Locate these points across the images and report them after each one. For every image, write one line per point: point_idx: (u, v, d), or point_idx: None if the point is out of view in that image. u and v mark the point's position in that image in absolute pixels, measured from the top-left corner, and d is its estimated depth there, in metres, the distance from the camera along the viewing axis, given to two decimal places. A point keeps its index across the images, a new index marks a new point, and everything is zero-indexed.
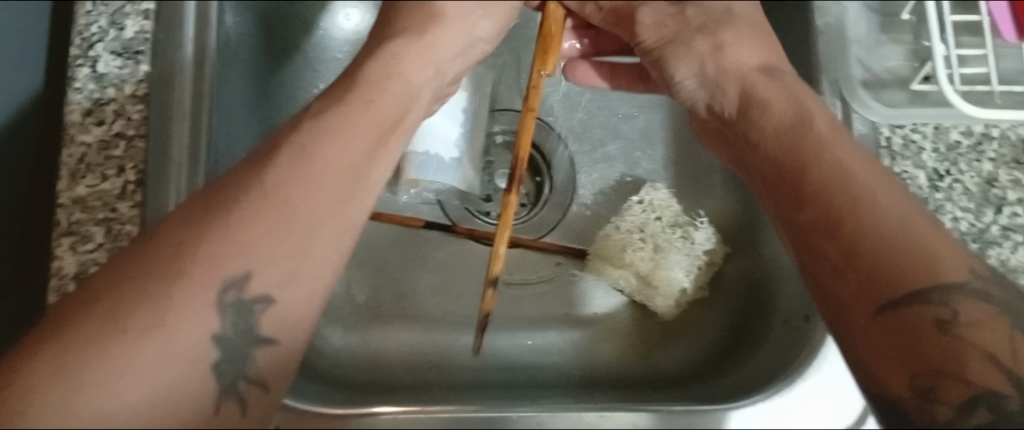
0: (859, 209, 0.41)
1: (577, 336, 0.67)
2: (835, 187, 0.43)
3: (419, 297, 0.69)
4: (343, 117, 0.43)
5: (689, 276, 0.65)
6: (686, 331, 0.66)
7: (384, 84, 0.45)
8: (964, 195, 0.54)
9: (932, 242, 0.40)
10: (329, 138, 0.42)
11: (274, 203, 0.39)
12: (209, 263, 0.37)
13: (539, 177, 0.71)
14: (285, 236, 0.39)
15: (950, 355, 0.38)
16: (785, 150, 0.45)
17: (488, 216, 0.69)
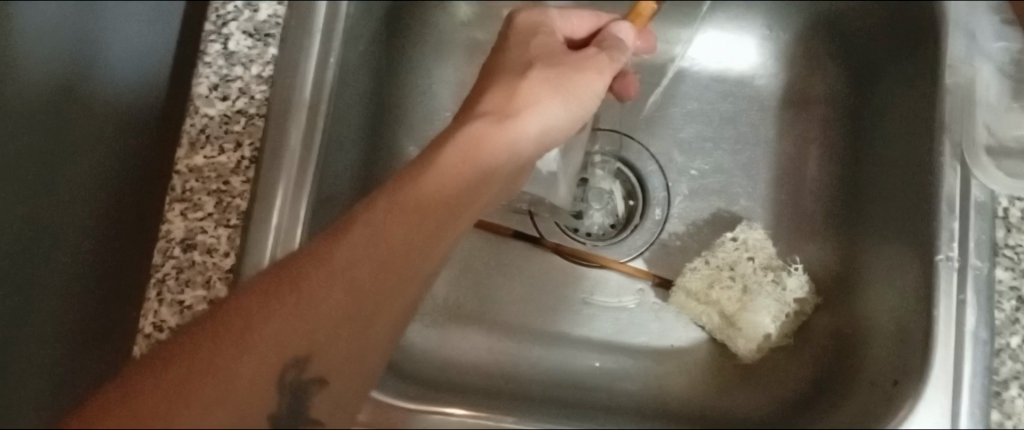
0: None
1: (651, 365, 0.66)
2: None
3: (502, 303, 0.69)
4: (417, 198, 0.46)
5: (776, 323, 0.63)
6: (764, 376, 0.65)
7: (462, 168, 0.48)
8: None
9: None
10: (400, 219, 0.45)
11: (326, 276, 0.42)
12: (267, 336, 0.41)
13: (633, 199, 0.72)
14: (343, 308, 0.42)
15: None
16: None
17: (578, 233, 0.71)
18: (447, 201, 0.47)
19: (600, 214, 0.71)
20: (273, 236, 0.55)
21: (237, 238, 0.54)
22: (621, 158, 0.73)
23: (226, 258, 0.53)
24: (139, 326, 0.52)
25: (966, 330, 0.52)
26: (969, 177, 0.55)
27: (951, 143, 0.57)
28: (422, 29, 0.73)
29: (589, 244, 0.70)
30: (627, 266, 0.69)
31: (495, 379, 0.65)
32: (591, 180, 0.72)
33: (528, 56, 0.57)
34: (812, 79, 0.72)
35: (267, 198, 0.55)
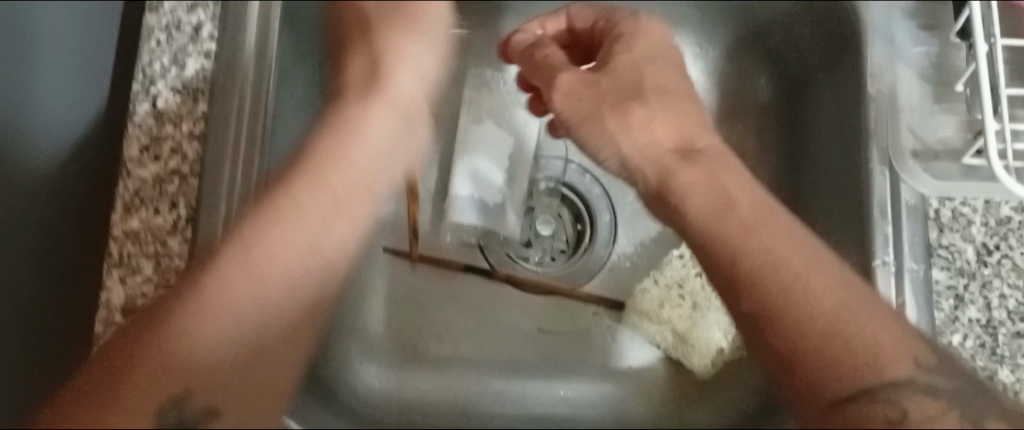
0: (822, 311, 0.48)
1: (610, 389, 0.67)
2: (783, 308, 0.49)
3: (457, 339, 0.69)
4: (295, 196, 0.52)
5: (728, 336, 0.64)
6: (721, 389, 0.64)
7: (330, 169, 0.54)
8: (1012, 271, 0.54)
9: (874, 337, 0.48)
10: (274, 235, 0.50)
11: (222, 311, 0.46)
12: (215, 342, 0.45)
13: (581, 223, 0.72)
14: (267, 318, 0.48)
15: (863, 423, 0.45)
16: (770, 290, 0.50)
17: (528, 262, 0.71)
18: (301, 223, 0.51)
19: (550, 241, 0.71)
20: None
21: None
22: (566, 183, 0.72)
23: None
24: None
25: (910, 331, 0.53)
26: (898, 182, 0.57)
27: (877, 149, 0.58)
28: None
29: (540, 273, 0.71)
30: (579, 292, 0.69)
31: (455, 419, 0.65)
32: (536, 208, 0.72)
33: (369, 43, 0.59)
34: (744, 88, 0.72)
35: None
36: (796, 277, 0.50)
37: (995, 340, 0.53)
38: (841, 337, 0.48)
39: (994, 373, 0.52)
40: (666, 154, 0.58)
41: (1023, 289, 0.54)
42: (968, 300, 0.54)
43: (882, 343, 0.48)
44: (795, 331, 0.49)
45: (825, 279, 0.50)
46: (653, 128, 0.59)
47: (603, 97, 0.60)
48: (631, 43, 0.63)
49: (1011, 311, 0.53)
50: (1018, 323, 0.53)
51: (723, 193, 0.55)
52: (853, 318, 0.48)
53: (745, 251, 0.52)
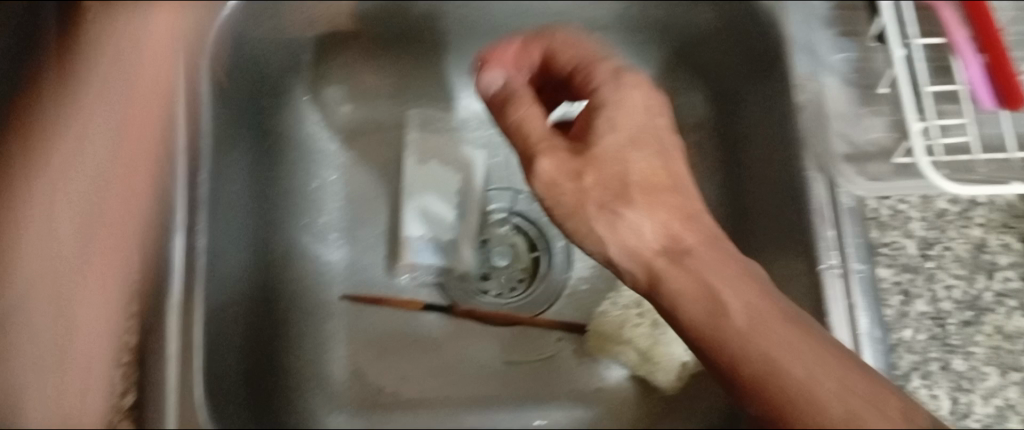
0: (789, 374, 0.35)
1: (579, 413, 0.67)
2: (715, 330, 0.38)
3: (425, 381, 0.68)
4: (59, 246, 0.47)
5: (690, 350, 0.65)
6: (690, 404, 0.66)
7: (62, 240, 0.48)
8: (954, 261, 0.55)
9: (777, 341, 0.36)
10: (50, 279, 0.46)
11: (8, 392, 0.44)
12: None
13: (537, 250, 0.72)
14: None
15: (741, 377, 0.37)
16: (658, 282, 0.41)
17: (487, 295, 0.71)
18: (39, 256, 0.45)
19: (508, 271, 0.72)
20: (173, 364, 0.56)
21: (134, 374, 0.56)
22: (518, 212, 0.73)
23: (126, 396, 0.55)
24: None
25: (860, 332, 0.54)
26: (836, 188, 0.58)
27: (811, 157, 0.59)
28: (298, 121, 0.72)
29: (501, 305, 0.71)
30: (541, 320, 0.69)
31: None
32: (491, 240, 0.72)
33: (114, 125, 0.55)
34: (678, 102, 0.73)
35: (163, 332, 0.56)
36: (716, 311, 0.38)
37: (946, 331, 0.54)
38: (811, 389, 0.34)
39: (947, 363, 0.53)
40: (654, 251, 0.42)
41: (965, 279, 0.55)
42: (914, 295, 0.55)
43: (788, 360, 0.36)
44: (731, 355, 0.37)
45: (782, 334, 0.37)
46: (635, 216, 0.43)
47: (587, 188, 0.44)
48: (612, 95, 0.48)
49: (957, 301, 0.54)
50: (965, 312, 0.54)
51: (682, 230, 0.43)
52: (814, 395, 0.34)
53: (693, 310, 0.39)
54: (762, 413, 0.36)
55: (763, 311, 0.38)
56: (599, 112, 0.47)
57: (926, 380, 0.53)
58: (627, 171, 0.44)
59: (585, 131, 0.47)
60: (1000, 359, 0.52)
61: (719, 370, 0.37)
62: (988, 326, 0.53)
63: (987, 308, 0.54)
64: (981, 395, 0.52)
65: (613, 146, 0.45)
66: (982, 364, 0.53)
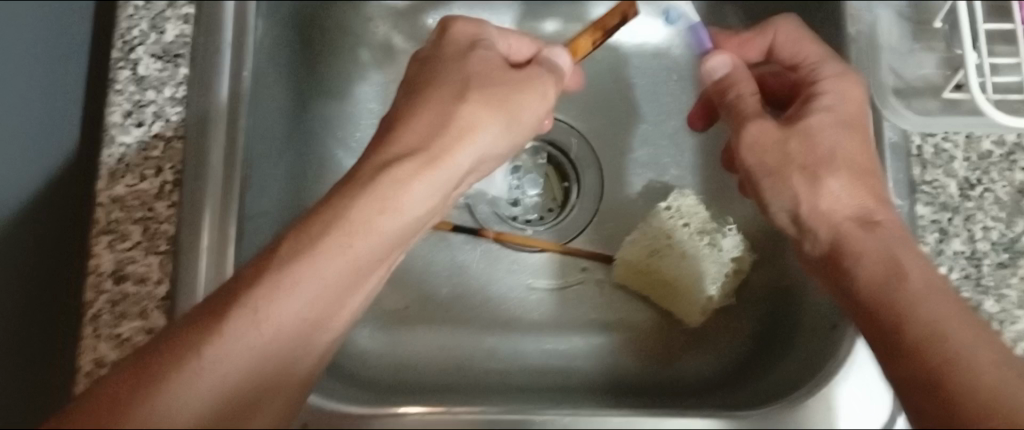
0: (949, 340, 0.37)
1: (601, 341, 0.67)
2: (892, 293, 0.41)
3: (450, 300, 0.69)
4: (396, 192, 0.45)
5: (716, 285, 0.64)
6: (713, 338, 0.66)
7: (385, 192, 0.44)
8: (995, 204, 0.55)
9: (970, 336, 0.37)
10: (351, 233, 0.43)
11: (273, 316, 0.39)
12: (240, 340, 0.38)
13: (567, 181, 0.72)
14: (292, 341, 0.40)
15: (916, 342, 0.38)
16: (879, 281, 0.42)
17: (516, 221, 0.71)
18: (446, 171, 0.47)
19: (536, 200, 0.72)
20: (206, 259, 0.54)
21: (168, 264, 0.53)
22: (552, 141, 0.73)
23: (159, 286, 0.53)
24: (78, 365, 0.51)
25: None
26: (882, 120, 0.58)
27: None
28: (338, 35, 0.72)
29: (527, 231, 0.71)
30: (568, 247, 0.69)
31: (451, 376, 0.65)
32: (522, 167, 0.73)
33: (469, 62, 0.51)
34: None
35: (197, 218, 0.54)
36: (899, 278, 0.42)
37: (979, 271, 0.53)
38: (958, 362, 0.36)
39: (979, 304, 0.52)
40: (845, 218, 0.47)
41: (1003, 222, 0.54)
42: (952, 234, 0.54)
43: (974, 348, 0.37)
44: (898, 321, 0.39)
45: (945, 308, 0.39)
46: (834, 185, 0.48)
47: (790, 155, 0.49)
48: (833, 89, 0.52)
49: (994, 242, 0.54)
50: (1001, 254, 0.54)
51: (877, 211, 0.47)
52: (973, 364, 0.36)
53: (869, 279, 0.43)
54: (917, 373, 0.37)
55: (940, 288, 0.40)
56: (817, 106, 0.51)
57: None
58: (822, 150, 0.49)
59: (797, 117, 0.51)
60: None
61: (884, 325, 0.40)
62: (1022, 270, 0.53)
63: (1023, 251, 0.53)
64: (1011, 338, 0.52)
65: (819, 124, 0.50)
66: (1015, 306, 0.52)
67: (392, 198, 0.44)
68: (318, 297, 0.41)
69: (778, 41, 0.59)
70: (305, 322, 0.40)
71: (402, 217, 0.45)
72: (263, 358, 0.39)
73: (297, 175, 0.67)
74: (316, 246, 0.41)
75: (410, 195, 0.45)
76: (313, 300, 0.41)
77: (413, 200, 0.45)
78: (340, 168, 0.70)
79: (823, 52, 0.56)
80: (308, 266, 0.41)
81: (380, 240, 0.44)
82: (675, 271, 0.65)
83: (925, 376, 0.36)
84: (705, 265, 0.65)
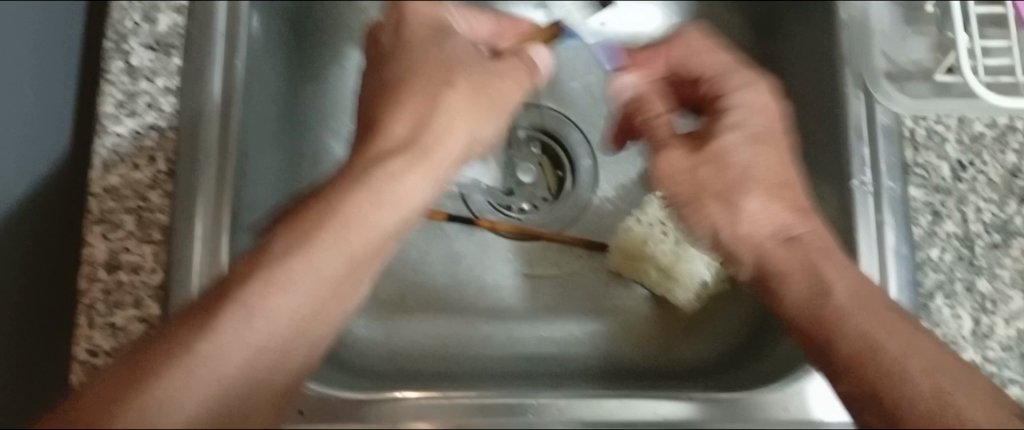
0: (887, 352, 0.40)
1: (597, 327, 0.67)
2: (819, 315, 0.43)
3: (444, 288, 0.69)
4: (398, 179, 0.45)
5: (710, 269, 0.65)
6: (709, 324, 0.66)
7: (388, 177, 0.45)
8: (987, 186, 0.55)
9: (897, 344, 0.40)
10: (350, 223, 0.42)
11: (265, 311, 0.38)
12: (238, 336, 0.37)
13: (561, 170, 0.72)
14: (291, 336, 0.39)
15: (853, 360, 0.41)
16: (806, 296, 0.44)
17: (511, 210, 0.71)
18: (444, 159, 0.48)
19: (530, 188, 0.72)
20: (200, 244, 0.54)
21: (163, 253, 0.53)
22: (546, 130, 0.73)
23: (153, 275, 0.53)
24: (73, 353, 0.51)
25: (887, 247, 0.54)
26: (874, 104, 0.58)
27: (851, 73, 0.60)
28: (329, 26, 0.72)
29: (523, 220, 0.71)
30: (563, 236, 0.69)
31: (447, 364, 0.65)
32: (516, 157, 0.72)
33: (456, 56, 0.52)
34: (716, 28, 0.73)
35: (191, 205, 0.54)
36: (823, 298, 0.44)
37: (972, 252, 0.54)
38: (900, 374, 0.39)
39: (972, 284, 0.53)
40: (765, 236, 0.48)
41: (996, 204, 0.54)
42: (945, 215, 0.55)
43: (907, 355, 0.40)
44: (832, 341, 0.42)
45: (879, 320, 0.42)
46: (752, 206, 0.49)
47: (701, 182, 0.50)
48: (739, 106, 0.51)
49: (987, 223, 0.54)
50: (994, 235, 0.54)
51: (797, 225, 0.48)
52: (905, 375, 0.39)
53: (796, 300, 0.45)
54: (858, 390, 0.40)
55: (866, 296, 0.43)
56: (725, 123, 0.51)
57: (949, 300, 0.53)
58: (732, 173, 0.50)
59: (703, 139, 0.51)
60: None
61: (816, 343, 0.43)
62: (1016, 250, 0.53)
63: (1016, 232, 0.54)
64: (1004, 318, 0.52)
65: (734, 143, 0.50)
66: (1007, 287, 0.53)
67: (387, 187, 0.44)
68: (316, 289, 0.40)
69: (674, 54, 0.57)
70: (302, 316, 0.40)
71: (404, 208, 0.45)
72: (263, 351, 0.38)
73: (289, 167, 0.67)
74: (315, 239, 0.41)
75: (411, 185, 0.46)
76: (309, 293, 0.40)
77: (414, 190, 0.46)
78: (333, 159, 0.69)
79: (721, 63, 0.55)
80: (307, 258, 0.40)
81: (380, 231, 0.43)
82: (671, 257, 0.65)
83: (866, 392, 0.40)
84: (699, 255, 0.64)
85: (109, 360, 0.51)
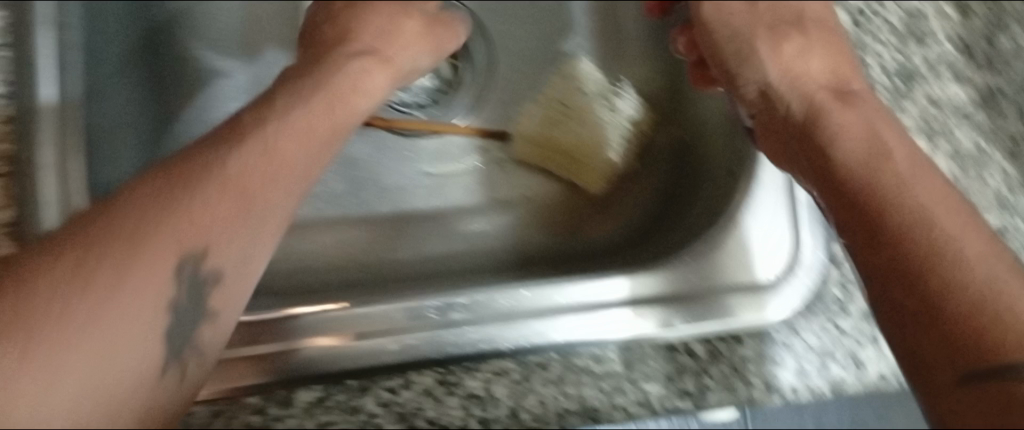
0: (942, 231, 0.37)
1: (506, 219, 0.65)
2: (873, 177, 0.41)
3: (343, 196, 0.65)
4: (244, 155, 0.44)
5: (618, 148, 0.63)
6: (617, 202, 0.64)
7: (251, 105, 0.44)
8: (886, 30, 0.54)
9: (963, 253, 0.36)
10: (200, 194, 0.42)
11: (112, 282, 0.38)
12: (81, 327, 0.37)
13: (456, 57, 0.67)
14: (150, 305, 0.40)
15: (911, 267, 0.36)
16: (861, 193, 0.40)
17: (408, 107, 0.65)
18: (297, 125, 0.48)
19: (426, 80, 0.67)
20: (54, 169, 0.49)
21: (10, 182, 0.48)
22: None
23: None
24: None
25: None
26: None
27: None
28: None
29: (421, 115, 0.66)
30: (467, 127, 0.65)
31: (350, 274, 0.62)
32: None
33: None
34: None
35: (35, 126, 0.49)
36: (881, 161, 0.41)
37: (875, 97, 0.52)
38: (949, 258, 0.36)
39: None
40: (856, 124, 0.45)
41: (896, 47, 0.54)
42: None
43: (974, 267, 0.36)
44: (881, 203, 0.39)
45: (925, 189, 0.40)
46: (817, 66, 0.51)
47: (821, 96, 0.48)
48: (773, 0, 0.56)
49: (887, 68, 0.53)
50: (896, 80, 0.53)
51: None
52: (970, 284, 0.35)
53: (852, 161, 0.42)
54: (910, 302, 0.36)
55: (924, 171, 0.41)
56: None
57: None
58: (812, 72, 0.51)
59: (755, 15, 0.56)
60: (929, 123, 0.51)
61: (860, 205, 0.40)
62: (921, 94, 0.52)
63: (918, 76, 0.53)
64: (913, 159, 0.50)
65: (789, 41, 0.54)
66: (916, 132, 0.51)
67: (213, 161, 0.43)
68: (154, 264, 0.40)
69: None
70: (149, 291, 0.40)
71: (248, 167, 0.44)
72: (130, 324, 0.39)
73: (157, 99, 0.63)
74: (160, 215, 0.41)
75: (238, 165, 0.44)
76: (148, 277, 0.40)
77: (245, 161, 0.44)
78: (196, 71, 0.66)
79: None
80: (144, 230, 0.40)
81: (231, 205, 0.43)
82: (575, 138, 0.63)
83: (918, 310, 0.35)
84: (613, 130, 0.63)
85: None
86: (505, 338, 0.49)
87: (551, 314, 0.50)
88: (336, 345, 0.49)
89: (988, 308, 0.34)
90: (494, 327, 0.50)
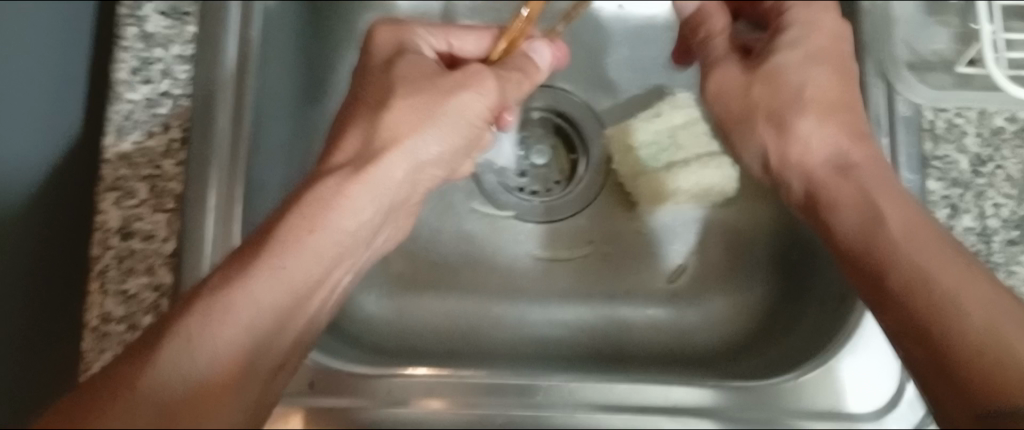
0: (944, 294, 0.41)
1: (608, 313, 0.67)
2: (883, 247, 0.45)
3: (454, 268, 0.68)
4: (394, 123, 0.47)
5: (681, 227, 0.69)
6: (721, 313, 0.66)
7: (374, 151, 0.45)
8: (1006, 181, 0.54)
9: (951, 288, 0.42)
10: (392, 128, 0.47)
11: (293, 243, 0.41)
12: (241, 305, 0.37)
13: (575, 153, 0.71)
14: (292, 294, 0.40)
15: (909, 303, 0.42)
16: (862, 244, 0.46)
17: (523, 192, 0.70)
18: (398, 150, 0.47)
19: (542, 170, 0.71)
20: (213, 214, 0.54)
21: (175, 222, 0.53)
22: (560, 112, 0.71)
23: (166, 243, 0.53)
24: (85, 320, 0.51)
25: None
26: (894, 94, 0.58)
27: (873, 63, 0.59)
28: None
29: (535, 203, 0.70)
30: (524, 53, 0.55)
31: (455, 344, 0.65)
32: (530, 137, 0.72)
33: None
34: None
35: (204, 177, 0.54)
36: (878, 231, 0.46)
37: (989, 247, 0.53)
38: (958, 323, 0.40)
39: None
40: (820, 165, 0.53)
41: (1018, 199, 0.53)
42: (962, 209, 0.54)
43: (962, 304, 0.41)
44: (882, 271, 0.44)
45: (922, 253, 0.44)
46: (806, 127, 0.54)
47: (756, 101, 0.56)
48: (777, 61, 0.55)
49: (1005, 220, 0.54)
50: (1012, 231, 0.53)
51: (847, 153, 0.52)
52: (963, 322, 0.40)
53: (852, 232, 0.48)
54: (907, 328, 0.42)
55: (916, 231, 0.45)
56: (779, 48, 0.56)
57: None
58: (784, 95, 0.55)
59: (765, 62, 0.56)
60: None
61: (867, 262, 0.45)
62: None
63: None
64: None
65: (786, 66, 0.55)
66: None
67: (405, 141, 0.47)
68: (339, 229, 0.44)
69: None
70: (328, 249, 0.43)
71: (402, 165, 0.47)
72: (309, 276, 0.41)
73: (287, 140, 0.63)
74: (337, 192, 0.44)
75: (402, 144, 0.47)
76: (314, 248, 0.42)
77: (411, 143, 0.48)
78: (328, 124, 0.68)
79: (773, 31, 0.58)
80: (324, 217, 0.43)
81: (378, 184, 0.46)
82: (634, 181, 0.68)
83: (916, 327, 0.41)
84: (681, 195, 0.67)
85: (121, 327, 0.51)
86: (608, 426, 0.52)
87: (649, 412, 0.52)
88: (449, 409, 0.52)
89: (988, 360, 0.39)
90: (603, 415, 0.52)
